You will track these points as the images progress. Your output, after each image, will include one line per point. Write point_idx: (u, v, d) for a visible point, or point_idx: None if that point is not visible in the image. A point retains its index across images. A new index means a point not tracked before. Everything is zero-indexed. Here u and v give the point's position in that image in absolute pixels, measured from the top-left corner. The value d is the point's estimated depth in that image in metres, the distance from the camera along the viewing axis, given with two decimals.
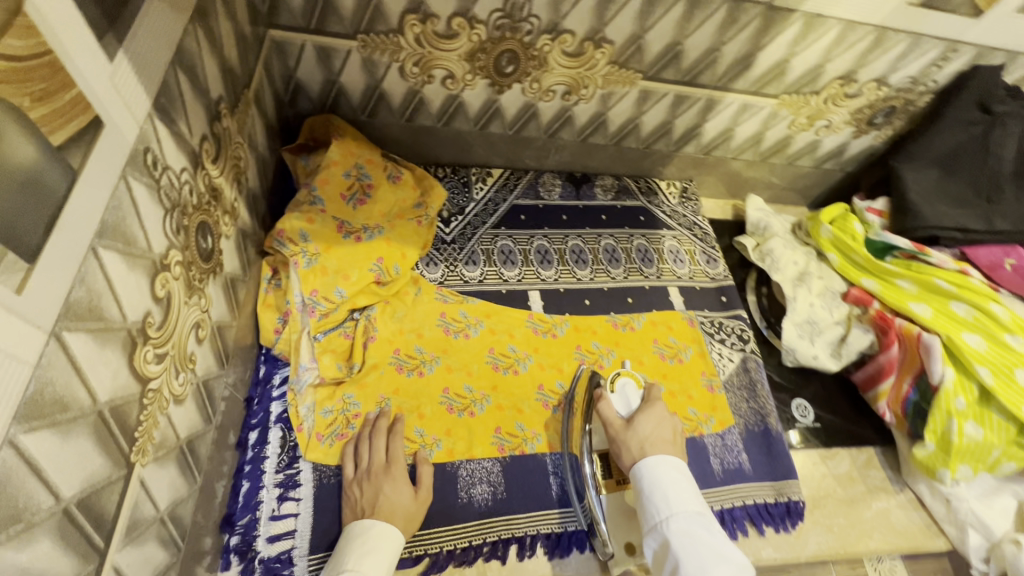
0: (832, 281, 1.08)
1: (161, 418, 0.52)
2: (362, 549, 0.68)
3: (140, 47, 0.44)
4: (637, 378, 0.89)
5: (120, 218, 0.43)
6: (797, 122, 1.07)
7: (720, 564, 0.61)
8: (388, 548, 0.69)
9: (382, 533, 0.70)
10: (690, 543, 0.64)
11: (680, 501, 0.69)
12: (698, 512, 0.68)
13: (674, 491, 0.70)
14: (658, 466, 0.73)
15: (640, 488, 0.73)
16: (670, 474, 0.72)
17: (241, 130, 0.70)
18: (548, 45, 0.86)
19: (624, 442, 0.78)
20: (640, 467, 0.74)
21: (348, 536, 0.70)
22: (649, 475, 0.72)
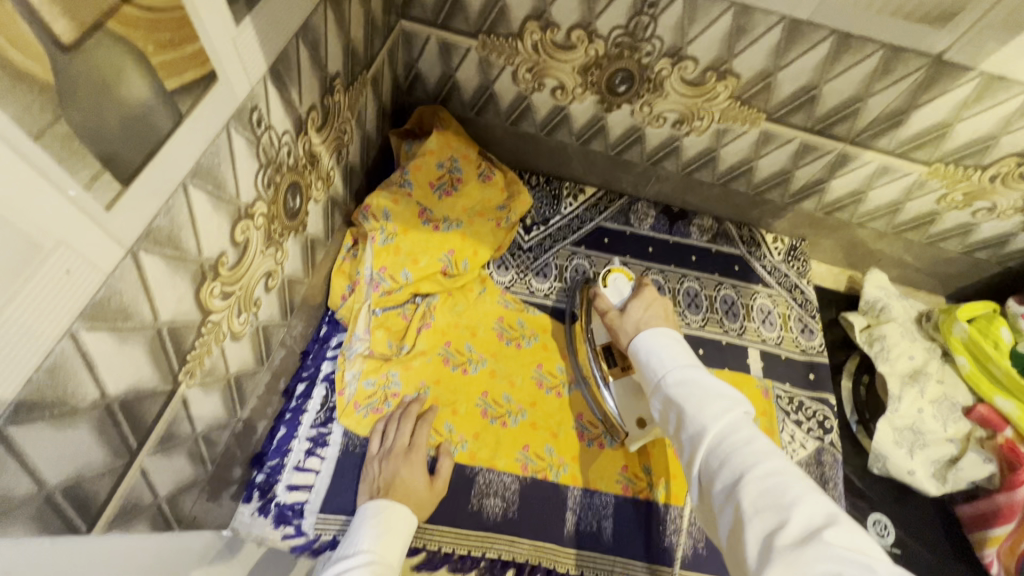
0: (955, 391, 0.90)
1: (215, 348, 0.57)
2: (377, 529, 0.68)
3: (267, 18, 0.49)
4: (629, 272, 0.84)
5: (215, 164, 0.48)
6: (950, 198, 0.91)
7: (718, 403, 0.56)
8: (402, 531, 0.69)
9: (400, 521, 0.69)
10: (687, 390, 0.59)
11: (675, 358, 0.63)
12: (692, 364, 0.62)
13: (668, 351, 0.64)
14: (649, 336, 0.67)
15: (637, 359, 0.67)
16: (660, 338, 0.66)
17: (352, 106, 0.76)
18: (666, 69, 0.82)
19: (619, 327, 0.74)
20: (634, 340, 0.68)
21: (363, 516, 0.70)
22: (643, 345, 0.67)
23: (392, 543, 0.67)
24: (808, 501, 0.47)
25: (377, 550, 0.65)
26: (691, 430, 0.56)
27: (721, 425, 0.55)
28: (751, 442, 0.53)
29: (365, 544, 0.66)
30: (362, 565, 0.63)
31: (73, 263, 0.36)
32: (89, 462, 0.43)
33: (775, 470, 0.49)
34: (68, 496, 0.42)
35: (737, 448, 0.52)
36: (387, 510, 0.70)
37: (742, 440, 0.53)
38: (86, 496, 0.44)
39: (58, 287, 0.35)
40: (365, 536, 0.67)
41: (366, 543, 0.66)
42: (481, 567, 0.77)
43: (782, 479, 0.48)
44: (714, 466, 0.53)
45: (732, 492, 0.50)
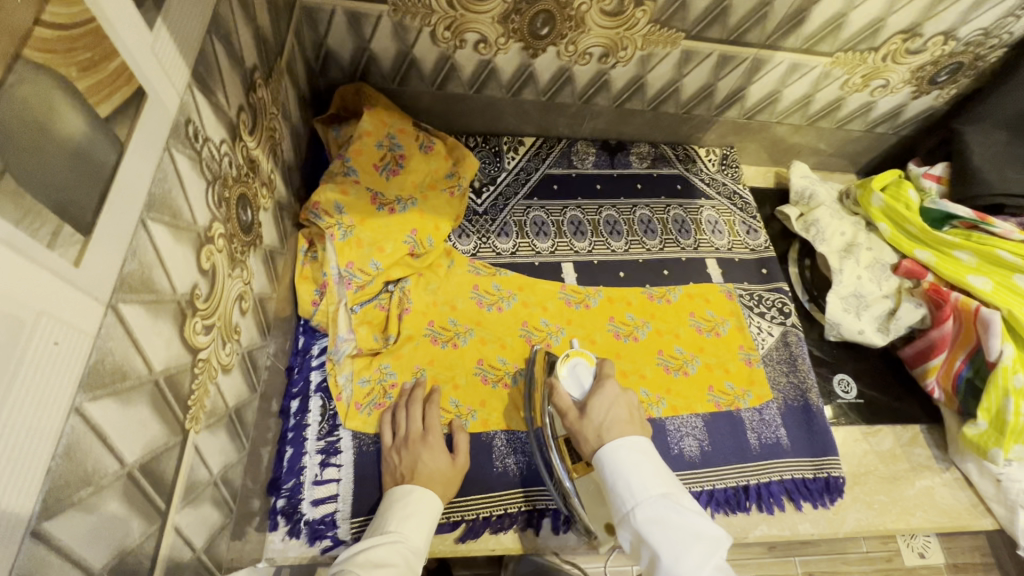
0: (882, 253, 1.02)
1: (211, 386, 0.54)
2: (404, 511, 0.69)
3: (178, 14, 0.44)
4: (589, 355, 0.79)
5: (166, 190, 0.43)
6: (851, 82, 0.99)
7: (697, 555, 0.54)
8: (428, 514, 0.69)
9: (425, 503, 0.70)
10: (660, 534, 0.56)
11: (645, 485, 0.60)
12: (665, 496, 0.59)
13: (641, 479, 0.61)
14: (620, 457, 0.63)
15: (603, 477, 0.64)
16: (631, 460, 0.62)
17: (275, 100, 0.70)
18: (585, 4, 0.81)
19: (580, 433, 0.69)
20: (599, 455, 0.64)
21: (392, 495, 0.71)
22: (611, 464, 0.63)
23: (418, 526, 0.68)
24: None
25: (403, 531, 0.66)
26: None
27: None
28: None
29: (392, 525, 0.67)
30: (384, 542, 0.64)
31: (59, 332, 0.32)
32: (127, 536, 0.40)
33: None
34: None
35: None
36: (416, 493, 0.71)
37: None
38: (133, 571, 0.41)
39: (51, 362, 0.31)
40: (393, 517, 0.68)
41: (394, 523, 0.67)
42: (520, 521, 0.80)
43: None
44: None
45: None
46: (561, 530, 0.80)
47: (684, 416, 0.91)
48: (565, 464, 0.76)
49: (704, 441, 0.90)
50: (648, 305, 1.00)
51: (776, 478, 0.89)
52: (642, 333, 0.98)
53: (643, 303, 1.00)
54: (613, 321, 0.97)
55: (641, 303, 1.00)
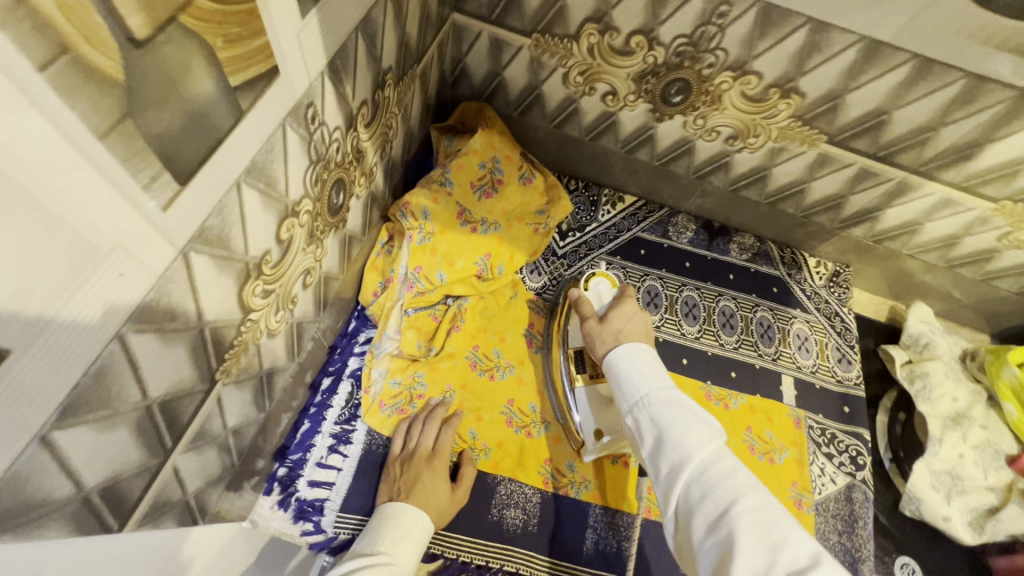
0: (998, 437, 0.87)
1: (252, 346, 0.56)
2: (394, 532, 0.67)
3: (332, 10, 0.47)
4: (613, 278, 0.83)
5: (268, 161, 0.46)
6: (1012, 236, 0.86)
7: (702, 430, 0.54)
8: (420, 537, 0.68)
9: (418, 529, 0.68)
10: (668, 414, 0.57)
11: (654, 378, 0.62)
12: (674, 389, 0.60)
13: (645, 373, 0.63)
14: (627, 352, 0.66)
15: (615, 376, 0.65)
16: (637, 359, 0.65)
17: (400, 101, 0.74)
18: (727, 83, 0.78)
19: (597, 334, 0.72)
20: (612, 355, 0.67)
21: (386, 513, 0.70)
22: (619, 361, 0.66)
23: (407, 548, 0.66)
24: (796, 535, 0.46)
25: (393, 553, 0.65)
26: (671, 455, 0.54)
27: (701, 454, 0.53)
28: (734, 473, 0.51)
29: (383, 544, 0.65)
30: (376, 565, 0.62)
31: (125, 265, 0.34)
32: (125, 463, 0.42)
33: (759, 506, 0.48)
34: (103, 497, 0.41)
35: (720, 479, 0.51)
36: (409, 514, 0.69)
37: (725, 471, 0.51)
38: (120, 496, 0.43)
39: (111, 290, 0.33)
40: (382, 536, 0.66)
41: (384, 544, 0.66)
42: None
43: (767, 515, 0.47)
44: (695, 498, 0.51)
45: (716, 524, 0.48)
46: None
47: None
48: (570, 374, 0.81)
49: None
50: (703, 403, 0.92)
51: None
52: None
53: (698, 399, 0.92)
54: None
55: (696, 399, 0.92)
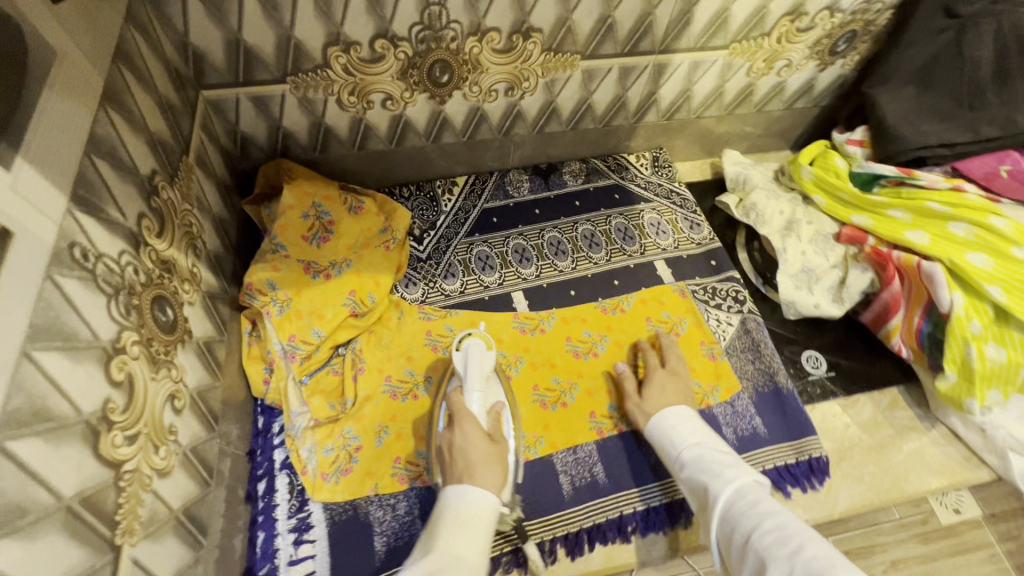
0: (823, 224, 1.03)
1: (146, 494, 0.54)
2: (454, 524, 0.66)
3: (43, 149, 0.45)
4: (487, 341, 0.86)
5: (53, 318, 0.44)
6: (756, 67, 1.02)
7: (728, 473, 0.71)
8: (482, 524, 0.67)
9: (486, 519, 0.67)
10: (699, 471, 0.74)
11: (686, 437, 0.79)
12: (702, 442, 0.77)
13: (680, 431, 0.79)
14: (661, 415, 0.83)
15: (656, 440, 0.82)
16: (672, 420, 0.81)
17: (187, 197, 0.72)
18: (476, 47, 0.84)
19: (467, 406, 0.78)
20: (652, 420, 0.83)
21: (451, 507, 0.68)
22: (662, 426, 0.81)
23: (476, 541, 0.64)
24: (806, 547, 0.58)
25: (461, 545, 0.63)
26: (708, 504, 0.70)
27: (729, 494, 0.69)
28: (757, 504, 0.66)
29: (448, 540, 0.63)
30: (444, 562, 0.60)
31: None
32: None
33: (774, 526, 0.61)
34: None
35: (746, 510, 0.66)
36: (483, 505, 0.68)
37: (749, 502, 0.67)
38: None
39: None
40: (448, 530, 0.65)
41: (448, 538, 0.64)
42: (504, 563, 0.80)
43: (783, 532, 0.60)
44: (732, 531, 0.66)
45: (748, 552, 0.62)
46: (548, 562, 0.81)
47: None
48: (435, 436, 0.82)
49: None
50: (603, 318, 1.00)
51: (761, 470, 0.87)
52: (601, 348, 0.98)
53: (597, 317, 1.00)
54: (571, 341, 0.98)
55: (596, 317, 1.01)
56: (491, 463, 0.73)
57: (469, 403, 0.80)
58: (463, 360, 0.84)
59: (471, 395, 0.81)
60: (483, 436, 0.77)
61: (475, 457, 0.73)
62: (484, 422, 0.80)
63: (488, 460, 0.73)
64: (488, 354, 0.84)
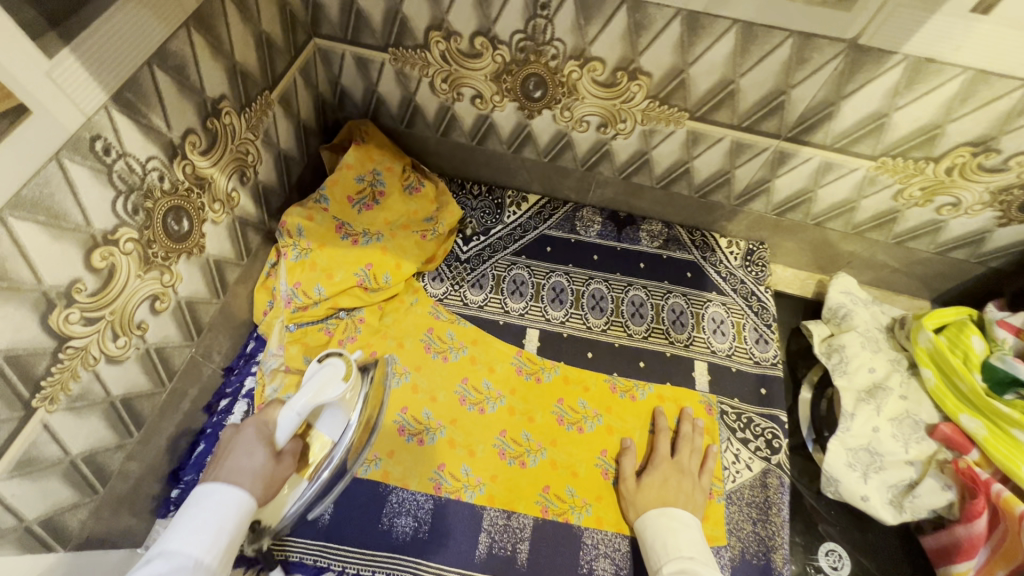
0: (918, 406, 0.82)
1: (84, 373, 0.58)
2: (189, 526, 0.52)
3: (94, 49, 0.50)
4: (350, 369, 0.63)
5: (46, 194, 0.49)
6: (907, 193, 0.82)
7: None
8: (223, 518, 0.54)
9: (235, 512, 0.55)
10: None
11: (678, 546, 0.72)
12: (692, 557, 0.70)
13: (674, 539, 0.73)
14: (658, 517, 0.76)
15: (643, 539, 0.76)
16: (671, 524, 0.74)
17: (253, 127, 0.77)
18: (576, 72, 0.78)
19: (246, 448, 0.59)
20: (642, 517, 0.77)
21: (197, 503, 0.54)
22: (654, 527, 0.75)
23: (213, 541, 0.52)
24: None
25: (182, 549, 0.50)
26: None
27: None
28: None
29: (178, 540, 0.51)
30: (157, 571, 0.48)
31: None
32: None
33: None
34: None
35: None
36: (234, 498, 0.55)
37: None
38: None
39: None
40: (181, 529, 0.52)
41: (177, 541, 0.51)
42: None
43: None
44: None
45: None
46: None
47: (606, 532, 0.80)
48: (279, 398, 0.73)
49: (623, 569, 0.78)
50: (606, 395, 0.90)
51: None
52: (590, 426, 0.87)
53: (601, 392, 0.90)
54: (561, 404, 0.89)
55: (600, 391, 0.91)
56: (259, 482, 0.58)
57: (277, 429, 0.60)
58: (310, 375, 0.63)
59: (286, 412, 0.61)
60: (267, 451, 0.60)
61: (240, 471, 0.58)
62: (280, 442, 0.61)
63: (257, 478, 0.58)
64: (337, 387, 0.61)
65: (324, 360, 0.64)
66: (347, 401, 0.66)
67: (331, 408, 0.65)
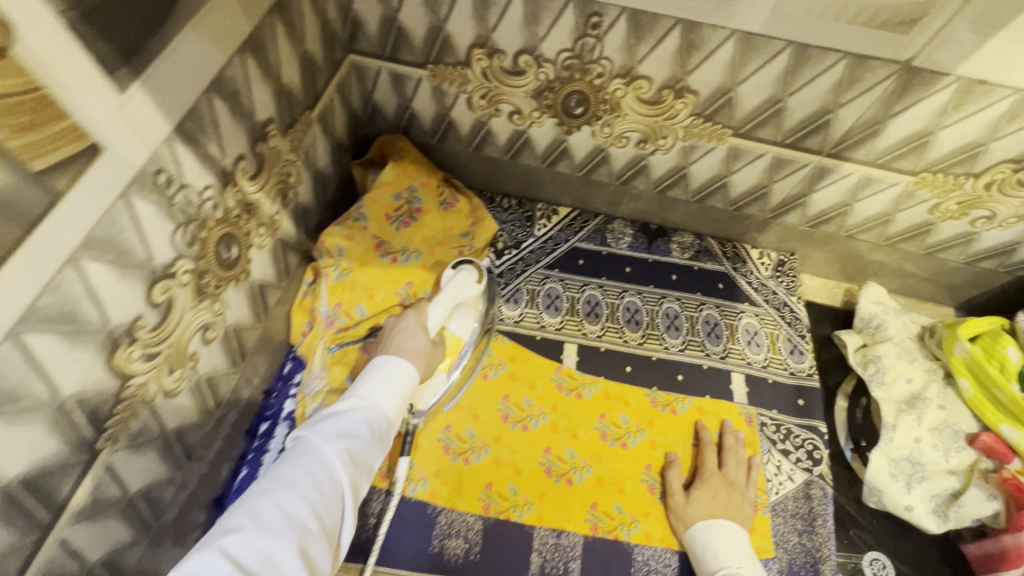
0: (957, 416, 0.83)
1: (143, 409, 0.57)
2: (373, 378, 0.63)
3: (160, 82, 0.48)
4: (482, 272, 0.80)
5: (114, 233, 0.47)
6: (943, 207, 0.84)
7: None
8: (399, 381, 0.63)
9: (406, 378, 0.64)
10: None
11: (729, 559, 0.73)
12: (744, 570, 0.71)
13: (725, 551, 0.74)
14: (708, 529, 0.76)
15: (693, 550, 0.76)
16: (721, 536, 0.75)
17: (295, 148, 0.75)
18: (621, 90, 0.78)
19: (410, 328, 0.72)
20: (691, 529, 0.78)
21: (374, 367, 0.65)
22: (703, 538, 0.76)
23: (392, 395, 0.62)
24: None
25: (366, 394, 0.61)
26: None
27: None
28: None
29: (363, 390, 0.61)
30: (352, 410, 0.60)
31: None
32: None
33: None
34: None
35: None
36: (404, 372, 0.65)
37: None
38: None
39: None
40: (365, 382, 0.62)
41: (363, 389, 0.61)
42: None
43: None
44: None
45: None
46: None
47: (656, 548, 0.80)
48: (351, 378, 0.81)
49: None
50: (648, 410, 0.90)
51: None
52: (633, 441, 0.88)
53: (643, 407, 0.90)
54: (603, 419, 0.89)
55: (642, 406, 0.91)
56: (421, 358, 0.69)
57: (431, 315, 0.73)
58: (449, 280, 0.78)
59: (436, 304, 0.75)
60: (424, 335, 0.72)
61: (406, 345, 0.70)
62: (433, 329, 0.73)
63: (420, 354, 0.69)
64: (472, 286, 0.77)
65: (457, 269, 0.80)
66: (476, 306, 0.81)
67: (462, 308, 0.79)
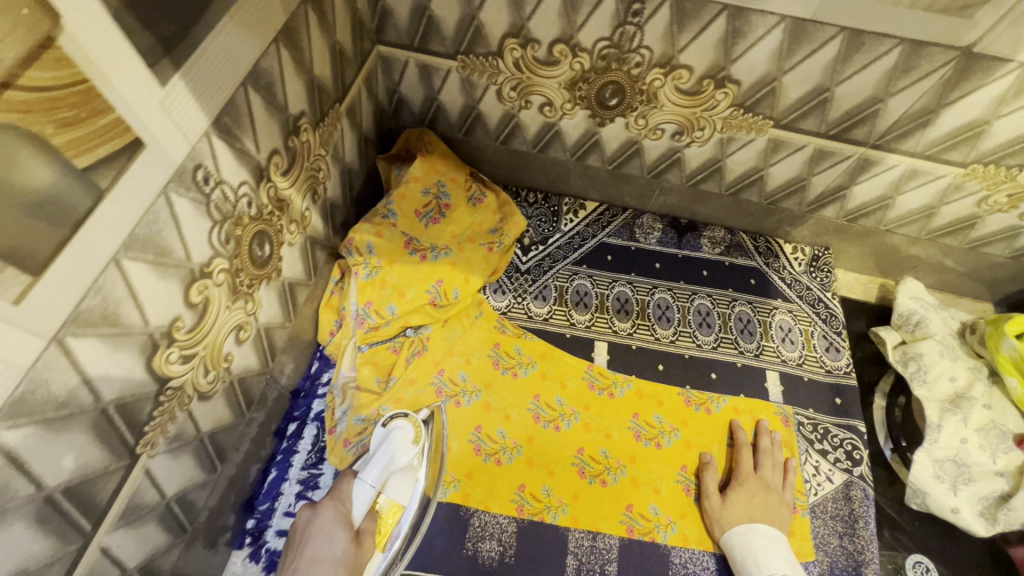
0: (1003, 415, 0.81)
1: (180, 413, 0.55)
2: None
3: (201, 74, 0.46)
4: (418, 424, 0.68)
5: (155, 231, 0.45)
6: (992, 199, 0.81)
7: None
8: None
9: None
10: None
11: (770, 564, 0.71)
12: None
13: (765, 557, 0.72)
14: (746, 533, 0.75)
15: (732, 555, 0.75)
16: (761, 541, 0.74)
17: (325, 143, 0.73)
18: (659, 80, 0.75)
19: (328, 530, 0.61)
20: (728, 533, 0.76)
21: None
22: (742, 543, 0.74)
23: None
24: None
25: None
26: None
27: None
28: None
29: None
30: None
31: None
32: (32, 557, 0.41)
33: None
34: None
35: None
36: None
37: None
38: None
39: None
40: None
41: None
42: None
43: None
44: None
45: None
46: None
47: (693, 550, 0.78)
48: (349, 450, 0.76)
49: None
50: (682, 409, 0.88)
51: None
52: (667, 441, 0.86)
53: (676, 406, 0.89)
54: (636, 419, 0.87)
55: (675, 405, 0.89)
56: (338, 569, 0.59)
57: (355, 499, 0.63)
58: (380, 441, 0.67)
59: (360, 485, 0.64)
60: (347, 533, 0.62)
61: (324, 556, 0.60)
62: (355, 522, 0.63)
63: (337, 563, 0.60)
64: (408, 451, 0.65)
65: (391, 423, 0.68)
66: (415, 466, 0.70)
67: (399, 473, 0.68)
